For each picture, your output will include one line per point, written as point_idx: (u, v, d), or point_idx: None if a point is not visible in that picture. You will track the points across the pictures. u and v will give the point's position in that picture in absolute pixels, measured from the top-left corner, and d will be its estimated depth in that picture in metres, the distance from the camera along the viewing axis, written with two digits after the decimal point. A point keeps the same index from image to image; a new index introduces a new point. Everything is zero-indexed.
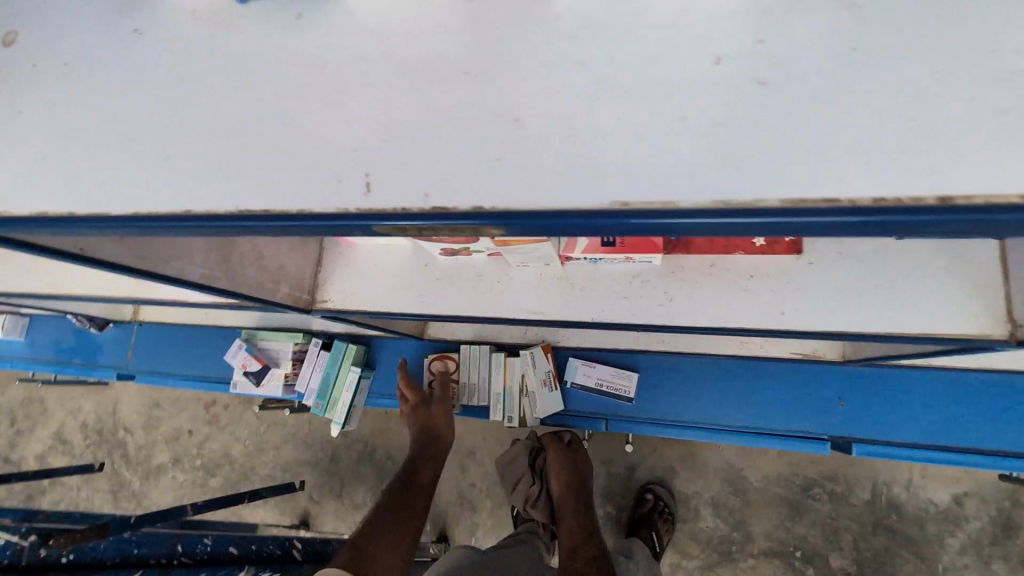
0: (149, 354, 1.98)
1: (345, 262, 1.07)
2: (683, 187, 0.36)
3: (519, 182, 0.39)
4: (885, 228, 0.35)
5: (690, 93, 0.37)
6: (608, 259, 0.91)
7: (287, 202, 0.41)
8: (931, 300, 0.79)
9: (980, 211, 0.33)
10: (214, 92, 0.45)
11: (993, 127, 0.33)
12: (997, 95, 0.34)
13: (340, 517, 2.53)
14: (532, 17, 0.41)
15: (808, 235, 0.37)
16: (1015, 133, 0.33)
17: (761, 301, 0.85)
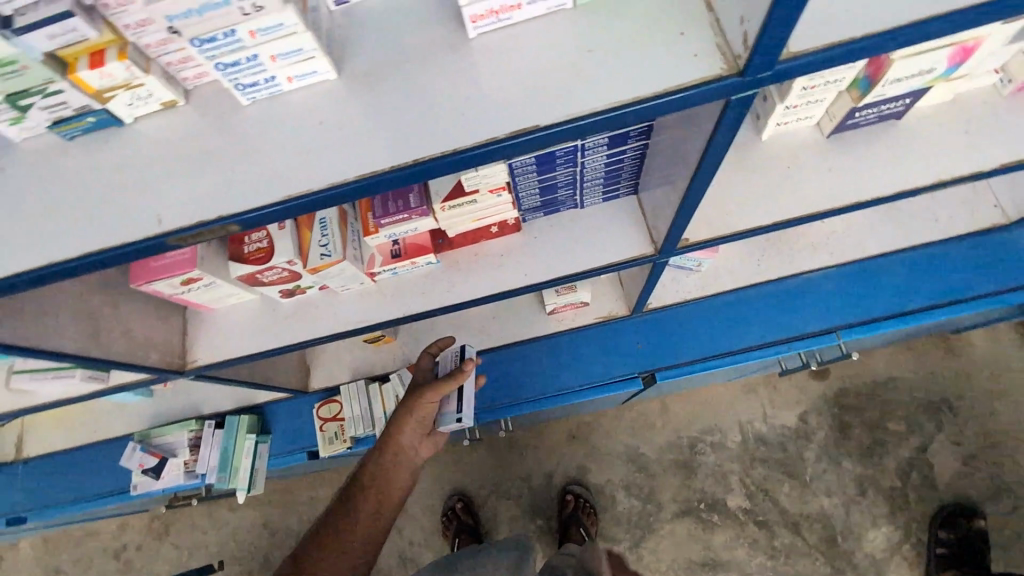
0: (41, 492, 1.99)
1: (208, 326, 1.31)
2: (328, 175, 0.66)
3: (236, 196, 0.67)
4: (440, 172, 0.66)
5: (324, 125, 0.69)
6: (402, 267, 1.23)
7: (113, 241, 0.68)
8: (619, 234, 1.20)
9: (466, 151, 0.64)
10: (53, 192, 0.72)
11: (463, 110, 0.66)
12: (461, 96, 0.67)
13: None
14: (236, 115, 0.71)
15: (407, 183, 0.67)
16: (472, 109, 0.66)
17: (514, 267, 1.22)
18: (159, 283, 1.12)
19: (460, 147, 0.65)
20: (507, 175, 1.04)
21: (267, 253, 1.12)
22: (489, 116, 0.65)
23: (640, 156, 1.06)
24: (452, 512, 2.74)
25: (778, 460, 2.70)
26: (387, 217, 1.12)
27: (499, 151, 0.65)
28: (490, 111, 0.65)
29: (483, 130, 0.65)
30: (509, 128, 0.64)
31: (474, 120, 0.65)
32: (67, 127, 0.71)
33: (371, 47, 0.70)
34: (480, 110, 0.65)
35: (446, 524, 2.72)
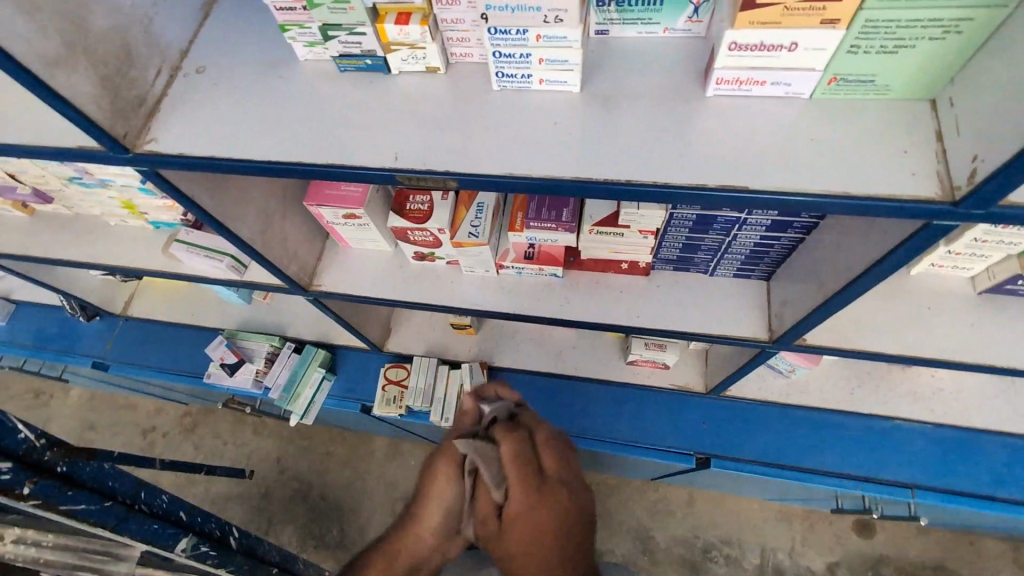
0: (129, 349, 2.20)
1: (340, 260, 1.44)
2: (548, 169, 0.76)
3: (463, 159, 0.78)
4: (640, 197, 0.74)
5: (555, 126, 0.78)
6: (529, 269, 1.32)
7: (354, 161, 0.81)
8: (738, 311, 1.23)
9: (679, 187, 0.72)
10: (315, 108, 0.86)
11: (682, 154, 0.74)
12: (683, 140, 0.75)
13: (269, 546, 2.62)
14: (483, 95, 0.82)
15: (613, 197, 0.75)
16: (690, 155, 0.74)
17: (628, 306, 1.28)
18: (327, 209, 1.26)
19: (668, 183, 0.72)
20: (662, 223, 1.11)
21: (424, 215, 1.23)
22: (701, 164, 0.73)
23: (790, 248, 1.10)
24: None
25: None
26: (538, 221, 1.21)
27: (699, 196, 0.72)
28: (704, 161, 0.73)
29: (693, 174, 0.72)
30: (717, 181, 0.72)
31: (689, 164, 0.73)
32: (348, 62, 0.85)
33: (616, 77, 0.80)
34: (695, 157, 0.73)
35: None
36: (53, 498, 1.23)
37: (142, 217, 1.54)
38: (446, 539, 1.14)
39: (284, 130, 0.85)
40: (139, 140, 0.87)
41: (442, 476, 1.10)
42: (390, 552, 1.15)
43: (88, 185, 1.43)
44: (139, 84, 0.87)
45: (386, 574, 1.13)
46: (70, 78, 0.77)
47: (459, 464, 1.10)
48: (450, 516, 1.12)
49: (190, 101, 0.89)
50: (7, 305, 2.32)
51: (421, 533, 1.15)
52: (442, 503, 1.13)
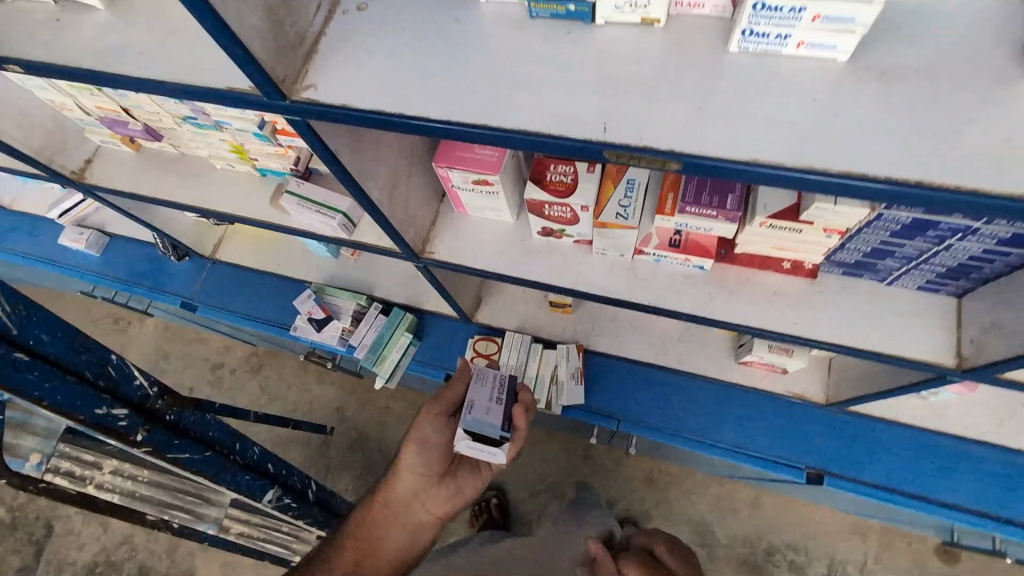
0: (216, 292, 2.20)
1: (456, 226, 1.33)
2: (801, 156, 0.62)
3: (687, 135, 0.64)
4: (912, 201, 0.61)
5: (810, 101, 0.64)
6: (671, 258, 1.18)
7: (546, 127, 0.68)
8: (917, 330, 1.06)
9: (989, 195, 0.58)
10: (499, 59, 0.73)
11: (977, 152, 0.59)
12: (979, 135, 0.60)
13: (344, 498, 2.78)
14: (713, 58, 0.67)
15: (880, 197, 0.62)
16: (991, 153, 0.59)
17: (780, 309, 1.13)
18: (457, 173, 1.15)
19: (961, 188, 0.58)
20: (859, 223, 0.94)
21: (569, 189, 1.10)
22: (1002, 166, 0.59)
23: (1011, 266, 0.93)
24: (486, 504, 2.71)
25: None
26: (696, 207, 1.06)
27: (994, 208, 0.58)
28: (1008, 163, 0.59)
29: (992, 180, 0.58)
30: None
31: (987, 167, 0.59)
32: (548, 7, 0.71)
33: (889, 48, 0.65)
34: (994, 157, 0.59)
35: (476, 513, 2.71)
36: (161, 447, 1.19)
37: (250, 164, 1.48)
38: (422, 484, 1.24)
39: (460, 84, 0.73)
40: (295, 86, 0.76)
41: (424, 414, 1.24)
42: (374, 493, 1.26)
43: (201, 125, 1.36)
44: (301, 19, 0.76)
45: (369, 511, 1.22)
46: (238, 7, 0.67)
47: (448, 411, 1.25)
48: (429, 459, 1.24)
49: (353, 41, 0.78)
50: (101, 237, 2.35)
51: (400, 480, 1.24)
52: (420, 440, 1.24)
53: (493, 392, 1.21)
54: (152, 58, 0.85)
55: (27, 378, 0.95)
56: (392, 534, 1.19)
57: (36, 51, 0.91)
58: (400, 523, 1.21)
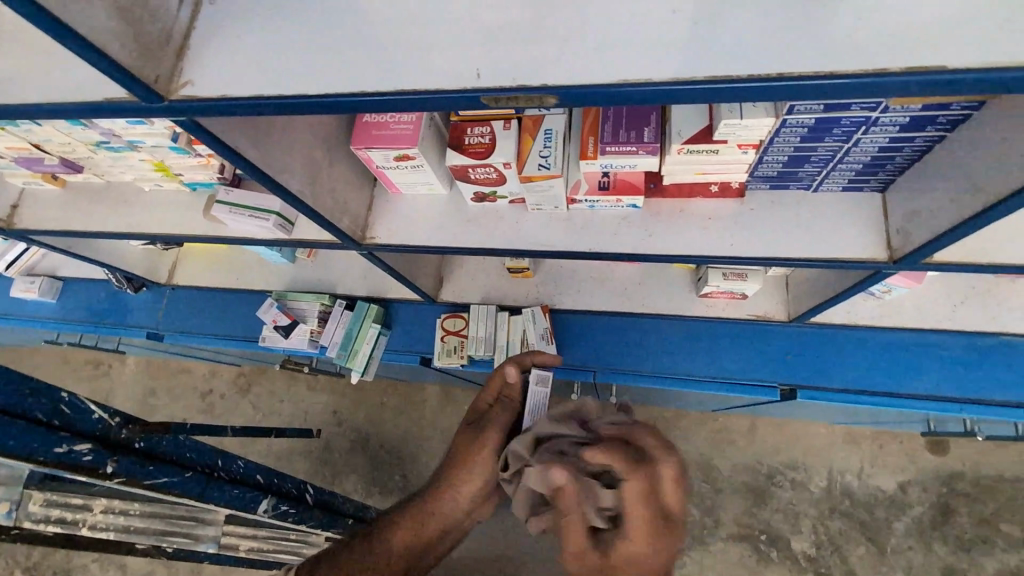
0: (180, 317, 2.18)
1: (391, 207, 1.32)
2: (673, 70, 0.62)
3: (557, 68, 0.64)
4: (786, 96, 0.61)
5: (673, 13, 0.64)
6: (604, 202, 1.19)
7: (428, 84, 0.67)
8: (846, 229, 1.09)
9: (853, 76, 0.58)
10: (367, 24, 0.72)
11: (841, 36, 0.60)
12: (842, 20, 0.60)
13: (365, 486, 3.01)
14: None
15: (760, 97, 0.61)
16: (855, 35, 0.60)
17: (716, 233, 1.15)
18: (376, 152, 1.13)
19: (828, 74, 0.59)
20: (769, 133, 0.95)
21: (488, 149, 1.10)
22: (865, 45, 0.59)
23: (921, 152, 0.95)
24: None
25: (856, 517, 2.54)
26: (614, 145, 1.06)
27: (863, 86, 0.59)
28: (869, 39, 0.59)
29: (854, 62, 0.59)
30: (889, 65, 0.58)
31: (849, 49, 0.59)
32: None
33: None
34: (856, 39, 0.60)
35: None
36: (135, 474, 1.20)
37: (177, 181, 1.45)
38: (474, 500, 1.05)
39: (335, 55, 0.71)
40: (171, 86, 0.74)
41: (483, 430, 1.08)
42: (421, 517, 1.01)
43: (116, 149, 1.32)
44: (163, 15, 0.73)
45: (421, 535, 0.99)
46: (85, 10, 0.64)
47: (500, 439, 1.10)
48: (490, 475, 1.06)
49: (220, 30, 0.75)
50: (54, 282, 2.30)
51: (452, 496, 1.04)
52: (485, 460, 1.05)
53: (541, 415, 1.18)
54: (24, 82, 0.82)
55: None
56: (440, 550, 1.02)
57: None
58: (449, 538, 1.04)
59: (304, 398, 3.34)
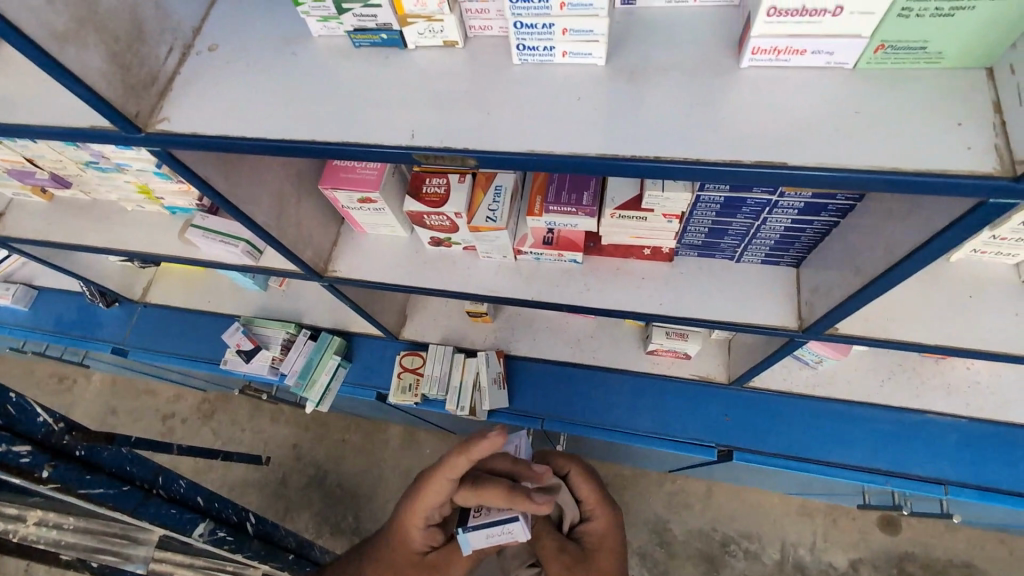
0: (148, 335, 2.22)
1: (355, 244, 1.42)
2: (573, 147, 0.72)
3: (478, 136, 0.75)
4: (669, 176, 0.71)
5: (580, 95, 0.75)
6: (548, 255, 1.29)
7: (370, 139, 0.77)
8: (763, 297, 1.19)
9: (715, 164, 0.68)
10: (327, 84, 0.83)
11: (717, 125, 0.69)
12: (718, 115, 0.70)
13: (320, 527, 3.03)
14: (505, 71, 0.78)
15: (643, 176, 0.71)
16: (728, 128, 0.69)
17: (649, 294, 1.25)
18: (342, 192, 1.23)
19: (697, 160, 0.68)
20: (689, 206, 1.06)
21: (443, 199, 1.21)
22: (733, 138, 0.68)
23: (823, 234, 1.06)
24: None
25: None
26: (557, 205, 1.17)
27: (729, 173, 0.68)
28: (734, 133, 0.69)
29: (722, 150, 0.68)
30: (750, 157, 0.67)
31: (718, 139, 0.69)
32: (364, 37, 0.81)
33: (645, 50, 0.75)
34: (725, 132, 0.69)
35: None
36: (71, 483, 1.19)
37: (158, 203, 1.55)
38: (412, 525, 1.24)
39: (295, 109, 0.82)
40: (149, 119, 0.84)
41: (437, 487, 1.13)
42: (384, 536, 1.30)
43: (104, 169, 1.42)
44: (151, 62, 0.84)
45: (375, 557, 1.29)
46: (81, 52, 0.74)
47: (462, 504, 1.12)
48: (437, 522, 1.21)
49: (201, 78, 0.86)
50: (29, 291, 2.35)
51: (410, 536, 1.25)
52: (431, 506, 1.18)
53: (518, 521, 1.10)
54: (22, 106, 0.92)
55: None
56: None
57: None
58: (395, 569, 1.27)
59: (266, 428, 3.31)
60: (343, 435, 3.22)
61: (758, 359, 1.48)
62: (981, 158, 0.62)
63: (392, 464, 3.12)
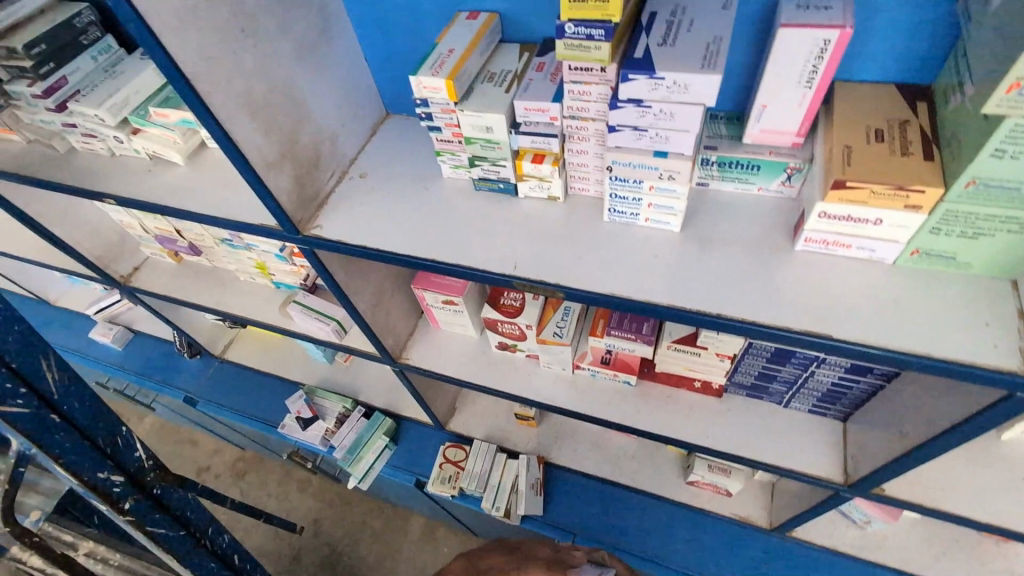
0: (218, 389, 2.41)
1: (429, 337, 1.58)
2: (647, 295, 0.86)
3: (567, 275, 0.91)
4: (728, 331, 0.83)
5: (657, 252, 0.91)
6: (603, 373, 1.40)
7: (479, 265, 0.95)
8: (808, 446, 1.24)
9: (769, 327, 0.80)
10: (449, 216, 1.03)
11: (773, 295, 0.83)
12: (774, 286, 0.83)
13: None
14: (595, 226, 0.96)
15: (704, 327, 0.84)
16: (783, 298, 0.82)
17: (695, 425, 1.32)
18: (430, 293, 1.42)
19: (754, 322, 0.80)
20: (741, 350, 1.17)
21: (518, 310, 1.36)
22: (786, 308, 0.81)
23: (868, 394, 1.12)
24: None
25: None
26: (619, 330, 1.30)
27: (781, 337, 0.79)
28: (786, 304, 0.81)
29: (776, 317, 0.80)
30: (801, 326, 0.79)
31: (772, 307, 0.81)
32: (486, 184, 1.02)
33: (714, 224, 0.91)
34: (778, 302, 0.82)
35: None
36: (141, 519, 1.27)
37: (267, 278, 1.79)
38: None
39: (422, 233, 1.02)
40: (307, 224, 1.06)
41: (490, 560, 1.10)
42: None
43: (235, 246, 1.68)
44: (318, 183, 1.07)
45: None
46: (278, 176, 0.97)
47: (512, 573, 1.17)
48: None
49: (350, 198, 1.09)
50: (127, 333, 2.63)
51: None
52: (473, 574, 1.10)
53: None
54: (210, 202, 1.18)
55: (52, 435, 1.05)
56: None
57: (130, 190, 1.26)
58: None
59: (293, 497, 3.34)
60: (366, 518, 3.20)
61: (802, 508, 1.47)
62: (1006, 358, 0.71)
63: (410, 558, 3.04)
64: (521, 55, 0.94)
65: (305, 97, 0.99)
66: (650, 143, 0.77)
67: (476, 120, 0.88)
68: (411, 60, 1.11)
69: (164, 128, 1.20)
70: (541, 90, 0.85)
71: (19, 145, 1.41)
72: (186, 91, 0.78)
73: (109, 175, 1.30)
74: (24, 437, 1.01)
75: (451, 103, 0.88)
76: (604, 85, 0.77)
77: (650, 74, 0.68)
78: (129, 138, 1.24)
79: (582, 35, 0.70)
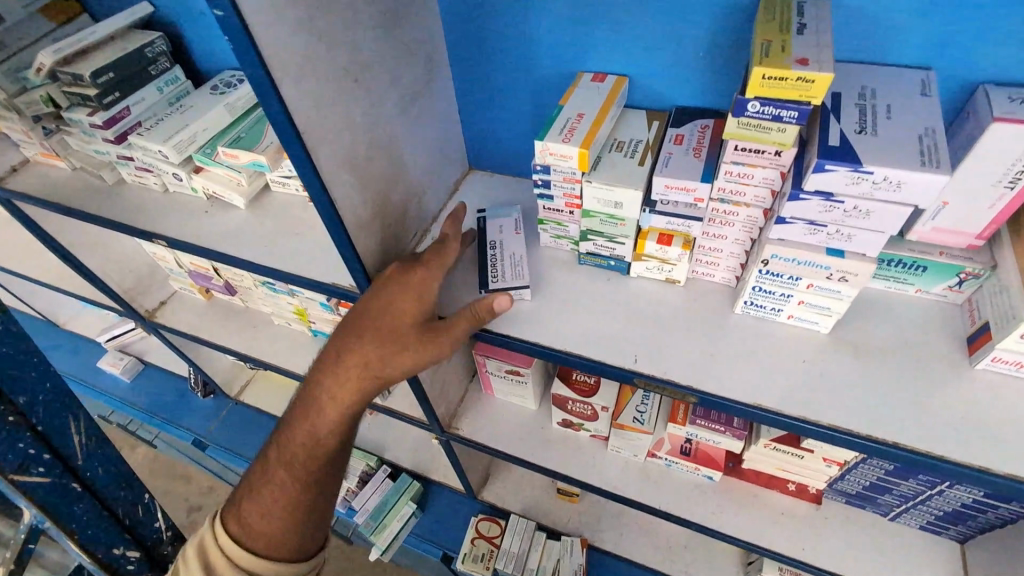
0: (231, 432, 2.25)
1: (481, 406, 1.43)
2: (801, 409, 0.73)
3: (698, 376, 0.78)
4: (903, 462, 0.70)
5: (803, 356, 0.78)
6: (681, 464, 1.26)
7: (590, 354, 0.83)
8: (924, 572, 1.08)
9: (959, 464, 0.66)
10: (549, 291, 0.92)
11: (957, 421, 0.70)
12: (957, 410, 0.70)
13: None
14: (723, 319, 0.84)
15: (869, 454, 0.71)
16: (970, 427, 0.69)
17: (789, 534, 1.17)
18: (492, 361, 1.29)
19: (940, 456, 0.67)
20: (854, 458, 1.03)
21: (591, 388, 1.24)
22: (977, 440, 0.68)
23: (1004, 521, 0.98)
24: None
25: None
26: (705, 419, 1.17)
27: (976, 479, 0.66)
28: (976, 435, 0.68)
29: (968, 452, 0.67)
30: (1002, 467, 0.65)
31: (958, 438, 0.68)
32: (595, 259, 0.91)
33: (867, 329, 0.80)
34: (964, 431, 0.69)
35: None
36: None
37: (304, 325, 1.67)
38: (386, 326, 0.83)
39: (516, 309, 0.90)
40: None
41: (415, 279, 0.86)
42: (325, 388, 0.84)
43: (276, 290, 1.56)
44: (402, 244, 0.97)
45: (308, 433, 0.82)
46: (366, 237, 0.86)
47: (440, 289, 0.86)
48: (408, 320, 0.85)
49: None
50: (137, 364, 2.48)
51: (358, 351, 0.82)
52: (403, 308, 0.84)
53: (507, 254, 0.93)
54: (274, 255, 1.07)
55: (72, 513, 0.72)
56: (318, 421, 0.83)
57: (184, 232, 1.15)
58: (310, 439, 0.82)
59: None
60: None
61: None
62: None
63: None
64: (650, 124, 0.86)
65: (401, 151, 0.89)
66: (825, 239, 0.67)
67: (604, 193, 0.78)
68: (510, 117, 1.02)
69: (231, 169, 1.12)
70: (685, 166, 0.76)
71: (64, 172, 1.31)
72: (294, 144, 0.68)
73: (161, 213, 1.19)
74: (38, 513, 0.69)
75: (578, 173, 0.78)
76: (773, 169, 0.68)
77: (854, 166, 0.59)
78: (189, 176, 1.15)
79: (768, 115, 0.62)
